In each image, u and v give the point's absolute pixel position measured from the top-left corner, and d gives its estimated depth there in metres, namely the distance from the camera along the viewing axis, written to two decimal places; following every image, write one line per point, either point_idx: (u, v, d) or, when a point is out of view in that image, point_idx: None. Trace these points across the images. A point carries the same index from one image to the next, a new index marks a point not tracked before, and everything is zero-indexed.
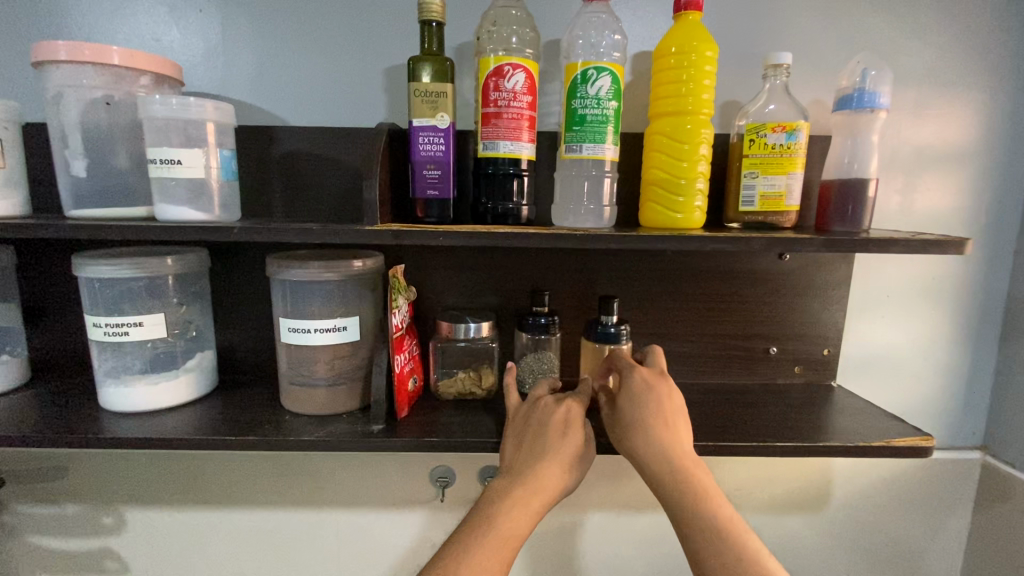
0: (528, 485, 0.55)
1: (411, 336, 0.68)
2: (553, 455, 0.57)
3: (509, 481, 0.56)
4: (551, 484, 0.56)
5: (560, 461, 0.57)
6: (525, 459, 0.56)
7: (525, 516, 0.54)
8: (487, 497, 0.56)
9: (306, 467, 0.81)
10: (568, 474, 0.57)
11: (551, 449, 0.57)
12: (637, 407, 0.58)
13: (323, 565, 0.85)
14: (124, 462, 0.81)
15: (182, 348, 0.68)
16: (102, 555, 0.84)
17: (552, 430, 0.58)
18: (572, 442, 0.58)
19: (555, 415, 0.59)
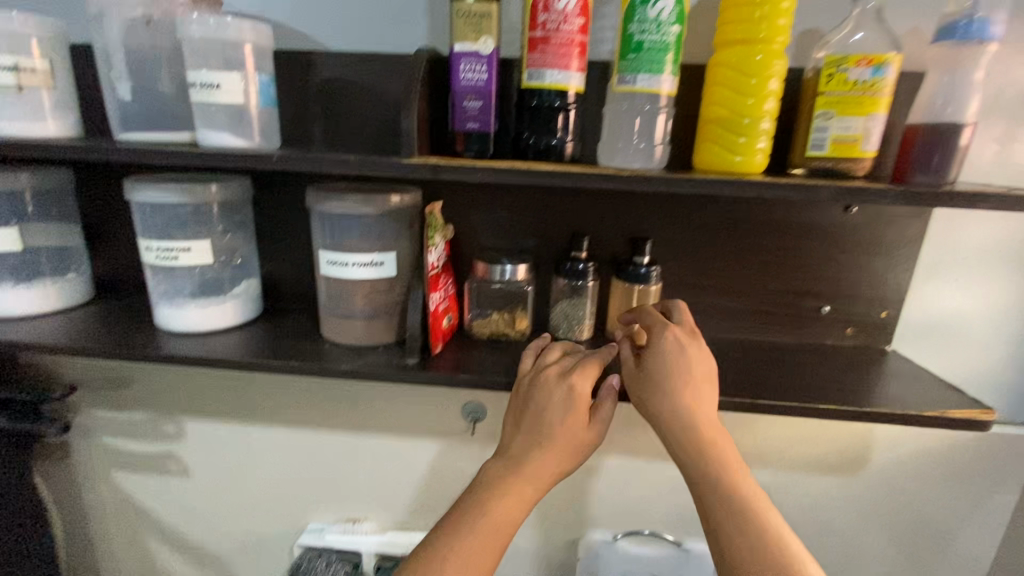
0: (522, 472, 0.56)
1: (448, 275, 0.68)
2: (553, 445, 0.57)
3: (505, 464, 0.58)
4: (549, 472, 0.57)
5: (555, 447, 0.57)
6: (522, 449, 0.58)
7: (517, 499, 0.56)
8: (486, 477, 0.58)
9: (345, 393, 0.85)
10: (567, 460, 0.57)
11: (549, 438, 0.57)
12: (653, 369, 0.58)
13: (361, 484, 0.91)
14: (181, 377, 0.87)
15: (228, 276, 0.71)
16: (166, 458, 0.92)
17: (550, 411, 0.58)
18: (572, 427, 0.57)
19: (551, 395, 0.58)
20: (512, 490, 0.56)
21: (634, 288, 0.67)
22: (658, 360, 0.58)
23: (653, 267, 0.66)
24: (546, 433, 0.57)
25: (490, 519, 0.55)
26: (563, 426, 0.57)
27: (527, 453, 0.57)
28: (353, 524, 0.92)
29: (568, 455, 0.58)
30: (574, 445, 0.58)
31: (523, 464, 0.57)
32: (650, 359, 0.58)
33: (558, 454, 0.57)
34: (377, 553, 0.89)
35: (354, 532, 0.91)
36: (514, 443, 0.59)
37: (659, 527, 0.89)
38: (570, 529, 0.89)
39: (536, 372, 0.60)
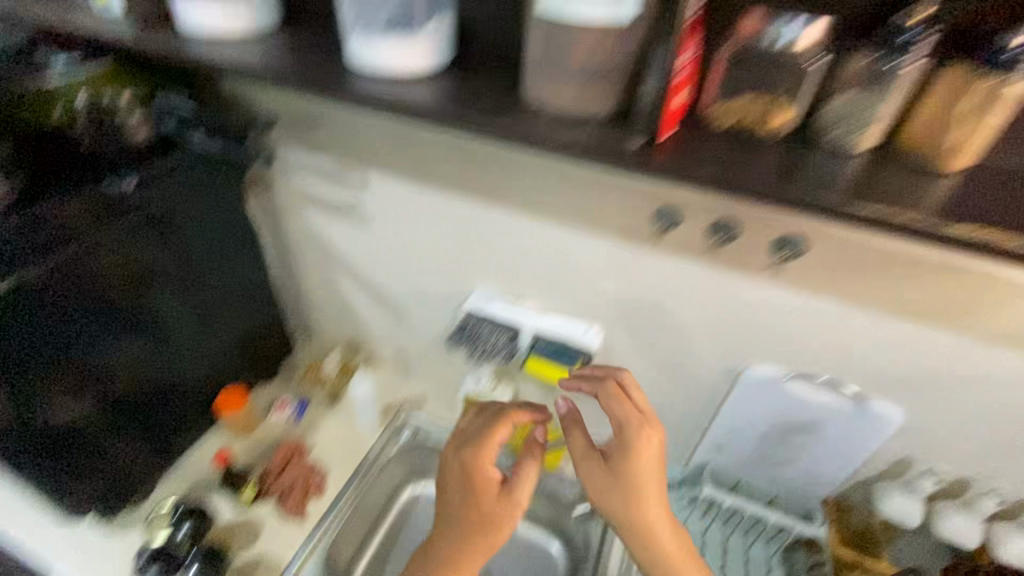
0: (433, 546, 0.74)
1: (699, 34, 0.51)
2: (460, 524, 0.72)
3: (426, 546, 0.75)
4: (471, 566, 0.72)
5: (468, 529, 0.71)
6: (445, 519, 0.74)
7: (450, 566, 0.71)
8: (425, 543, 0.75)
9: (526, 171, 0.78)
10: (478, 533, 0.71)
11: (451, 519, 0.73)
12: (607, 504, 0.70)
13: (526, 267, 0.90)
14: (367, 126, 0.85)
15: (422, 4, 0.58)
16: (351, 206, 0.97)
17: (457, 496, 0.74)
18: (486, 499, 0.72)
19: (459, 482, 0.74)
20: (469, 536, 0.71)
21: (981, 84, 0.47)
22: (618, 463, 0.70)
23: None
24: (456, 520, 0.73)
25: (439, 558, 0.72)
26: (466, 531, 0.72)
27: (442, 535, 0.73)
28: (515, 302, 0.94)
29: (459, 490, 0.74)
30: (478, 522, 0.71)
31: (439, 547, 0.73)
32: (599, 493, 0.71)
33: (473, 534, 0.71)
34: (534, 333, 0.92)
35: (516, 310, 0.93)
36: (457, 499, 0.74)
37: (840, 377, 0.80)
38: (732, 357, 0.84)
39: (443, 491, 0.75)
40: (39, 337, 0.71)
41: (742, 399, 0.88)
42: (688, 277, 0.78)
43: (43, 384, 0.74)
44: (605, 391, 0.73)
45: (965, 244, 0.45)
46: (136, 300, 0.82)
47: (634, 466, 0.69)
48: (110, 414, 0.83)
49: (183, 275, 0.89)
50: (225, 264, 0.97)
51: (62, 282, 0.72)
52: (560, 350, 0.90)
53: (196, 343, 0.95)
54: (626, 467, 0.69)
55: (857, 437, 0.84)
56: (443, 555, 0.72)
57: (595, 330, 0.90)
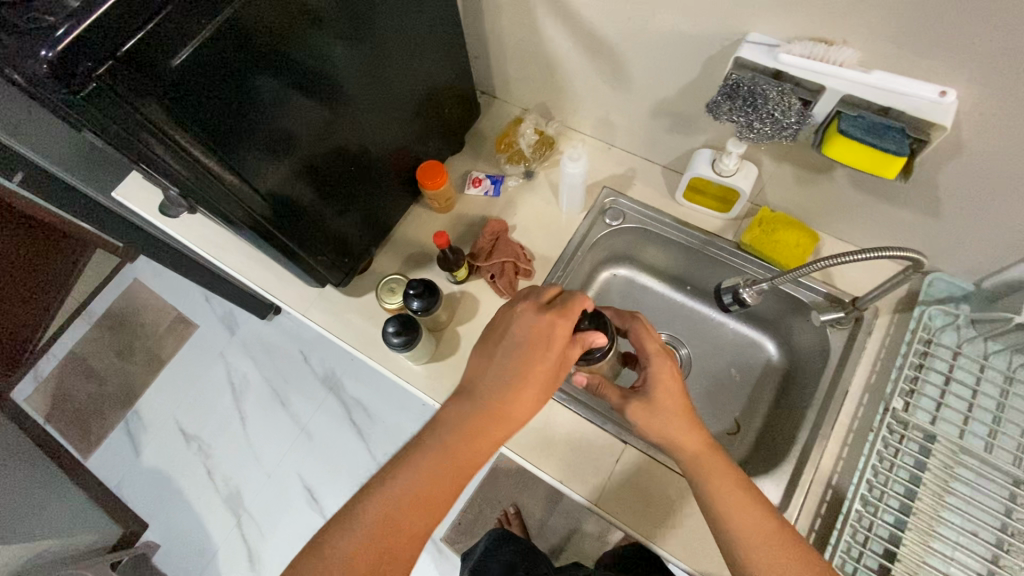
0: (483, 421, 0.63)
1: None
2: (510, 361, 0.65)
3: (463, 399, 0.65)
4: (515, 414, 0.64)
5: (522, 370, 0.64)
6: (479, 381, 0.65)
7: (470, 431, 0.63)
8: (430, 430, 0.64)
9: None
10: (527, 382, 0.64)
11: (511, 367, 0.64)
12: (659, 397, 0.69)
13: None
14: None
15: None
16: None
17: (523, 334, 0.65)
18: (516, 345, 0.65)
19: (551, 344, 0.64)
20: (449, 464, 0.61)
21: None
22: (660, 384, 0.69)
23: None
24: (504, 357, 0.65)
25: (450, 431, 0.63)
26: (506, 381, 0.63)
27: (505, 348, 0.65)
28: (823, 50, 0.63)
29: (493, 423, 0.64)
30: (535, 371, 0.64)
31: (479, 399, 0.64)
32: (646, 401, 0.69)
33: (527, 381, 0.64)
34: (845, 96, 0.63)
35: (823, 62, 0.62)
36: (487, 367, 0.65)
37: None
38: None
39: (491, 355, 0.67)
40: (245, 94, 0.61)
41: None
42: None
43: (248, 144, 0.64)
44: (651, 348, 0.71)
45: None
46: (318, 49, 0.67)
47: (665, 394, 0.69)
48: (326, 183, 0.80)
49: (355, 11, 0.69)
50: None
51: (243, 27, 0.56)
52: (868, 127, 0.63)
53: (382, 103, 0.82)
54: (666, 370, 0.69)
55: None
56: (486, 392, 0.64)
57: (950, 95, 0.59)
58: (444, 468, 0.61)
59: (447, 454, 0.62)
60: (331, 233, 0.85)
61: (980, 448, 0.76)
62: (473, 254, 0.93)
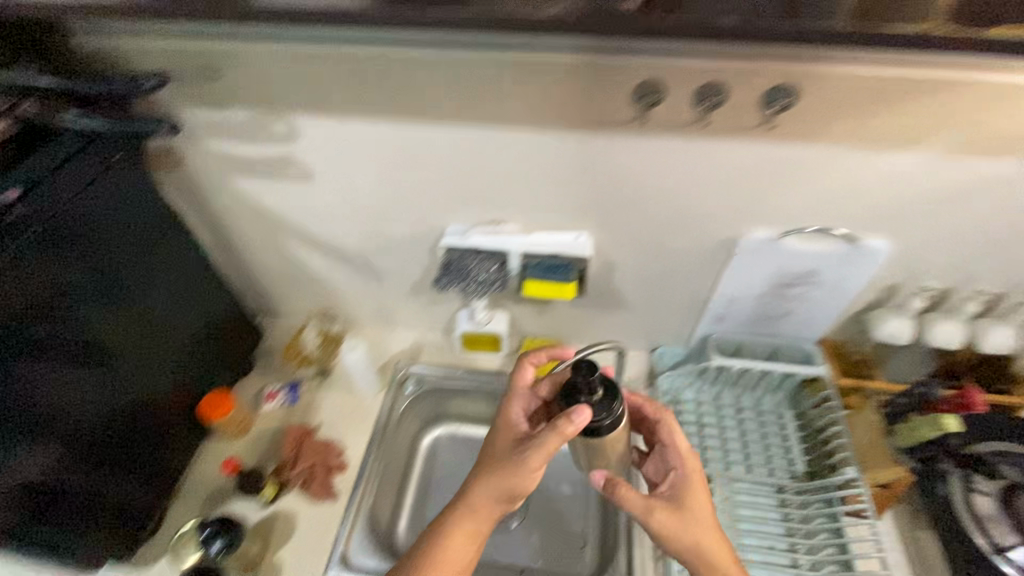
0: (470, 497, 0.67)
1: None
2: (495, 467, 0.67)
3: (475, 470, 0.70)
4: (512, 491, 0.67)
5: (500, 475, 0.66)
6: (486, 460, 0.70)
7: (472, 502, 0.67)
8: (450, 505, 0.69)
9: (486, 78, 0.66)
10: (502, 484, 0.66)
11: (503, 452, 0.69)
12: (697, 507, 0.70)
13: (501, 187, 0.80)
14: (274, 63, 0.68)
15: None
16: (284, 162, 0.83)
17: (509, 426, 0.72)
18: (504, 444, 0.70)
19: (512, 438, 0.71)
20: (456, 531, 0.67)
21: None
22: (692, 494, 0.70)
23: None
24: (491, 463, 0.69)
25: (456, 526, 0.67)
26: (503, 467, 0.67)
27: (498, 434, 0.72)
28: (496, 226, 0.85)
29: (502, 500, 0.67)
30: (507, 472, 0.66)
31: (480, 468, 0.69)
32: (677, 509, 0.69)
33: (500, 486, 0.66)
34: (523, 253, 0.85)
35: (499, 234, 0.85)
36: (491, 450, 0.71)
37: (830, 223, 0.79)
38: (727, 226, 0.81)
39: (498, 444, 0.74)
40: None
41: (739, 278, 0.89)
42: (674, 161, 0.73)
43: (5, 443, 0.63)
44: (682, 452, 0.74)
45: (958, 46, 0.46)
46: (82, 332, 0.72)
47: (696, 496, 0.70)
48: (106, 453, 0.77)
49: (109, 287, 0.75)
50: (160, 266, 0.84)
51: None
52: (546, 269, 0.85)
53: (160, 358, 0.86)
54: (699, 480, 0.72)
55: (849, 279, 0.85)
56: (476, 496, 0.67)
57: (584, 235, 0.85)
58: (463, 539, 0.67)
59: (456, 528, 0.67)
60: (103, 508, 0.77)
61: (742, 472, 0.92)
62: (278, 466, 0.93)
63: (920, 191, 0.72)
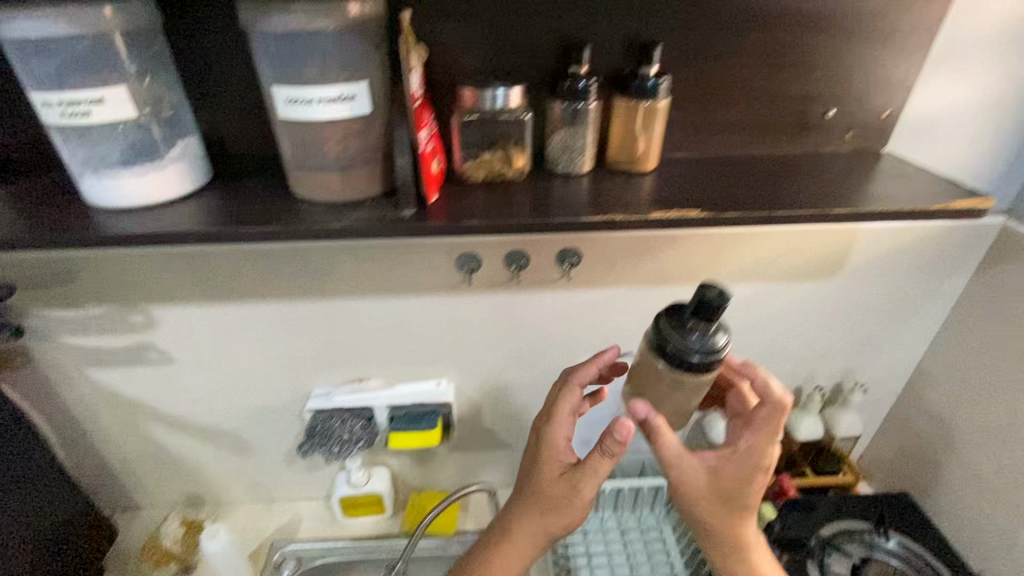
0: (512, 526, 0.68)
1: (429, 108, 0.58)
2: (530, 498, 0.67)
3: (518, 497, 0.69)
4: (556, 525, 0.66)
5: (540, 509, 0.66)
6: (527, 483, 0.67)
7: (513, 532, 0.68)
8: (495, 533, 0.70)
9: (329, 260, 0.78)
10: (552, 514, 0.66)
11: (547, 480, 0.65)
12: (718, 544, 0.66)
13: (360, 348, 0.88)
14: (130, 264, 0.76)
15: (161, 136, 0.56)
16: (142, 349, 0.86)
17: (558, 441, 0.65)
18: (547, 475, 0.65)
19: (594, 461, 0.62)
20: (501, 555, 0.69)
21: (639, 109, 0.61)
22: (741, 540, 0.66)
23: (661, 79, 0.60)
24: (529, 489, 0.67)
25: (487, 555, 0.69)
26: (553, 498, 0.65)
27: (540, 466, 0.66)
28: (360, 384, 0.91)
29: (542, 523, 0.66)
30: (556, 502, 0.65)
31: (528, 493, 0.67)
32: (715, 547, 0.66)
33: (539, 519, 0.66)
34: (389, 406, 0.90)
35: (363, 391, 0.90)
36: (530, 470, 0.67)
37: None
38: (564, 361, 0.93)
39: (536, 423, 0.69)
40: None
41: None
42: (505, 309, 0.86)
43: None
44: (760, 436, 0.62)
45: (670, 223, 0.59)
46: None
47: (759, 487, 0.63)
48: None
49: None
50: None
51: None
52: (411, 418, 0.90)
53: None
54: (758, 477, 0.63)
55: None
56: (514, 524, 0.68)
57: (444, 382, 0.93)
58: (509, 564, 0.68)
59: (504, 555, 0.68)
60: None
61: None
62: None
63: None
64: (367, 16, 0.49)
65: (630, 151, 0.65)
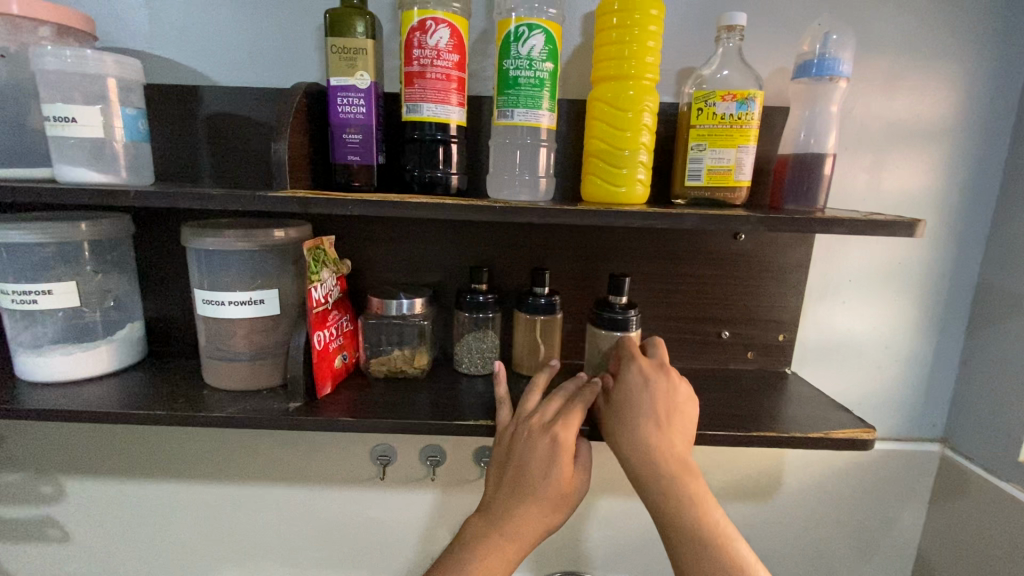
0: (504, 529, 0.55)
1: (341, 311, 0.65)
2: (536, 496, 0.55)
3: (508, 489, 0.56)
4: (557, 521, 0.55)
5: (555, 506, 0.55)
6: (519, 472, 0.56)
7: (509, 530, 0.55)
8: (466, 536, 0.56)
9: (246, 442, 0.78)
10: (556, 513, 0.55)
11: (559, 463, 0.55)
12: (637, 417, 0.56)
13: (265, 540, 0.82)
14: (57, 431, 0.78)
15: (102, 320, 0.64)
16: (43, 523, 0.82)
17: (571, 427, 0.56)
18: (565, 461, 0.55)
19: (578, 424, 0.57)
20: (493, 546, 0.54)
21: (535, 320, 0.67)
22: (638, 400, 0.56)
23: (552, 297, 0.66)
24: (532, 489, 0.55)
25: (484, 557, 0.54)
26: (566, 486, 0.55)
27: (537, 447, 0.55)
28: None
29: (550, 514, 0.55)
30: (562, 499, 0.56)
31: (533, 482, 0.55)
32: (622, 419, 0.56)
33: (551, 502, 0.55)
34: None
35: None
36: (524, 453, 0.56)
37: (582, 565, 0.83)
38: None
39: (519, 423, 0.58)
40: None
41: None
42: (420, 508, 0.81)
43: None
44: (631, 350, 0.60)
45: None
46: None
47: (642, 394, 0.56)
48: None
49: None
50: None
51: None
52: None
53: None
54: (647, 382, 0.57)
55: None
56: (515, 524, 0.55)
57: None
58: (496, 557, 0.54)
59: (490, 542, 0.54)
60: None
61: None
62: None
63: (634, 534, 0.82)
64: (287, 239, 0.60)
65: (530, 358, 0.69)
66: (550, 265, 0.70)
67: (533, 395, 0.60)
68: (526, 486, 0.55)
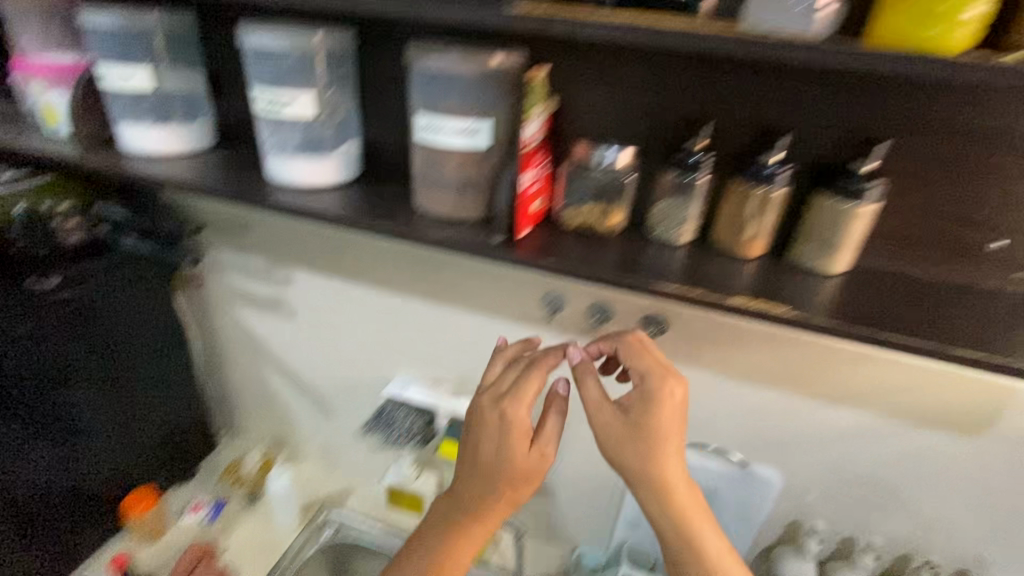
0: (473, 509, 0.69)
1: (544, 156, 0.63)
2: (495, 475, 0.66)
3: (462, 482, 0.69)
4: (524, 495, 0.68)
5: (509, 484, 0.66)
6: (472, 483, 0.68)
7: (479, 507, 0.68)
8: (436, 518, 0.72)
9: (436, 266, 0.87)
10: (521, 488, 0.67)
11: (516, 448, 0.65)
12: (639, 416, 0.64)
13: (443, 350, 0.95)
14: (290, 229, 0.93)
15: (330, 133, 0.69)
16: (279, 301, 1.03)
17: (522, 411, 0.65)
18: (523, 445, 0.65)
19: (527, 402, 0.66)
20: (470, 514, 0.69)
21: (754, 192, 0.60)
22: (646, 410, 0.64)
23: (780, 167, 0.59)
24: (486, 468, 0.66)
25: (449, 542, 0.70)
26: (518, 480, 0.66)
27: (498, 451, 0.66)
28: (433, 386, 0.97)
29: (484, 489, 0.67)
30: (527, 471, 0.66)
31: (494, 470, 0.66)
32: (631, 415, 0.64)
33: (504, 488, 0.67)
34: (451, 417, 0.94)
35: (434, 394, 0.96)
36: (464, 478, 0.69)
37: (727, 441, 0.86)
38: None
39: (488, 407, 0.67)
40: None
41: None
42: None
43: None
44: (627, 349, 0.68)
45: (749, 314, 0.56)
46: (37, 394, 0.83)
47: (650, 391, 0.64)
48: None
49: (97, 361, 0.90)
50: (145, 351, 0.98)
51: None
52: None
53: (113, 429, 0.95)
54: (651, 389, 0.64)
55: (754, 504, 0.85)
56: (479, 507, 0.68)
57: None
58: (475, 521, 0.69)
59: (468, 515, 0.69)
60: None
61: None
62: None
63: (791, 428, 0.81)
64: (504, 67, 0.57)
65: (735, 234, 0.63)
66: (786, 128, 0.59)
67: (496, 369, 0.71)
68: (478, 469, 0.67)
